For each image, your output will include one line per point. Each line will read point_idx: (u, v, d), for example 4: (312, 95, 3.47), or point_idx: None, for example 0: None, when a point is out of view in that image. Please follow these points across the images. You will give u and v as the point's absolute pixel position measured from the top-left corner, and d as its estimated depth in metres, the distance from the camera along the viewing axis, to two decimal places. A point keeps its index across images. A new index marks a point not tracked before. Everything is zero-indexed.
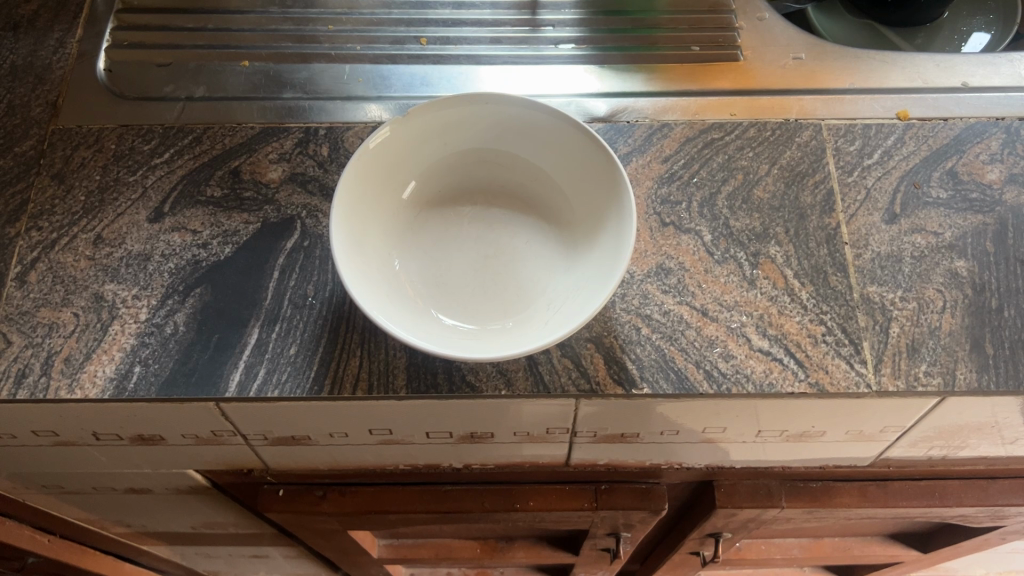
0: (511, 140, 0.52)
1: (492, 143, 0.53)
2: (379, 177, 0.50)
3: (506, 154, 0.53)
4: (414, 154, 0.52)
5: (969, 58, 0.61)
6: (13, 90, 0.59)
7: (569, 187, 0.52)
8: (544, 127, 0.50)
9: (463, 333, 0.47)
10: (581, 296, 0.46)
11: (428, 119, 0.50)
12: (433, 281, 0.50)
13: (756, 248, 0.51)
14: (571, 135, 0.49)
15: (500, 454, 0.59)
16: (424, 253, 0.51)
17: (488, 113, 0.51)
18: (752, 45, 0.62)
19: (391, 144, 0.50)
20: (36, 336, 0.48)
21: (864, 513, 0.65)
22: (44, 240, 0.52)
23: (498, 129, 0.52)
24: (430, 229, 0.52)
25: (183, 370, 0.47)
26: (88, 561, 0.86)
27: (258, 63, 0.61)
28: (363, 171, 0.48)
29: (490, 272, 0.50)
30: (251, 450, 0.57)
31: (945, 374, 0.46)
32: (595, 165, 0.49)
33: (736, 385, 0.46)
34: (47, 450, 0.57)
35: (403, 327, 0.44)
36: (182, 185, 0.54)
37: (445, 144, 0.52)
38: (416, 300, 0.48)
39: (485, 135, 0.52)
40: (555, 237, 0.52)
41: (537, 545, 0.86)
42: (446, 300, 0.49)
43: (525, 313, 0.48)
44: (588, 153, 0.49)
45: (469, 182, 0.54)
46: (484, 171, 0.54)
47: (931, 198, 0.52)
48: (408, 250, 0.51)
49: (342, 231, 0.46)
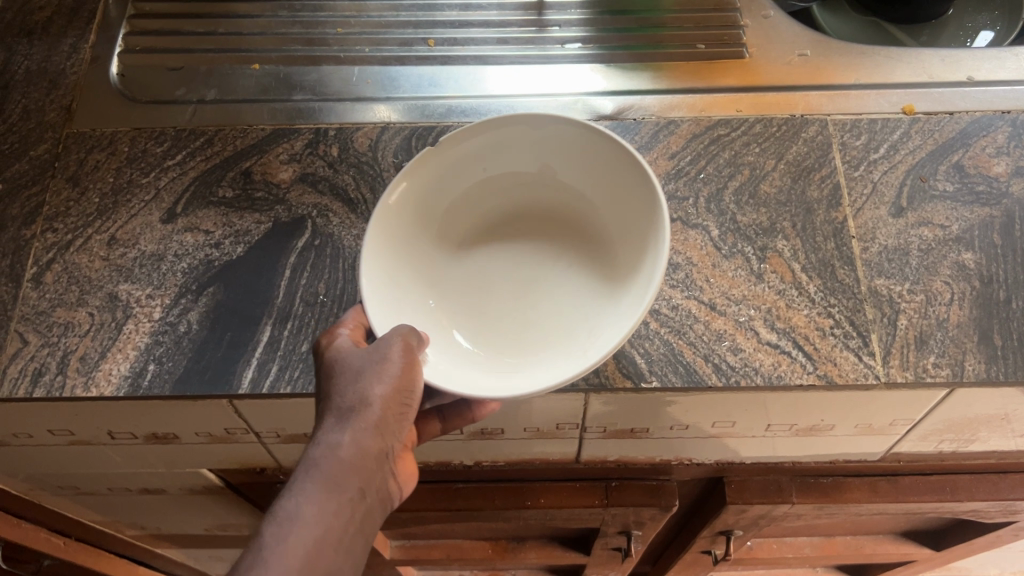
0: (527, 156, 0.52)
1: (520, 166, 0.53)
2: (410, 215, 0.51)
3: (536, 176, 0.54)
4: (435, 193, 0.52)
5: (975, 52, 0.61)
6: (28, 95, 0.60)
7: (595, 195, 0.52)
8: (560, 137, 0.50)
9: (505, 365, 0.48)
10: (621, 305, 0.47)
11: (454, 152, 0.51)
12: (473, 316, 0.51)
13: (764, 242, 0.51)
14: (589, 141, 0.49)
15: (511, 451, 0.60)
16: (462, 290, 0.52)
17: (513, 135, 0.51)
18: (757, 42, 0.63)
19: (418, 180, 0.50)
20: (53, 335, 0.49)
21: (876, 509, 0.65)
22: (60, 241, 0.53)
23: (524, 152, 0.52)
24: (465, 263, 0.53)
25: (197, 368, 0.48)
26: (105, 563, 0.87)
27: (268, 66, 0.62)
28: (393, 211, 0.49)
29: (528, 296, 0.51)
30: (264, 448, 0.58)
31: (954, 365, 0.46)
32: (628, 177, 0.49)
33: (744, 378, 0.46)
34: (63, 449, 0.58)
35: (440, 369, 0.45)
36: (194, 186, 0.55)
37: (474, 173, 0.53)
38: (453, 334, 0.49)
39: (499, 158, 0.52)
40: (589, 252, 0.52)
41: (549, 545, 0.85)
42: (491, 333, 0.50)
43: (568, 331, 0.49)
44: (619, 165, 0.49)
45: (490, 207, 0.54)
46: (504, 193, 0.54)
47: (938, 191, 0.53)
48: (447, 292, 0.52)
49: (378, 291, 0.46)
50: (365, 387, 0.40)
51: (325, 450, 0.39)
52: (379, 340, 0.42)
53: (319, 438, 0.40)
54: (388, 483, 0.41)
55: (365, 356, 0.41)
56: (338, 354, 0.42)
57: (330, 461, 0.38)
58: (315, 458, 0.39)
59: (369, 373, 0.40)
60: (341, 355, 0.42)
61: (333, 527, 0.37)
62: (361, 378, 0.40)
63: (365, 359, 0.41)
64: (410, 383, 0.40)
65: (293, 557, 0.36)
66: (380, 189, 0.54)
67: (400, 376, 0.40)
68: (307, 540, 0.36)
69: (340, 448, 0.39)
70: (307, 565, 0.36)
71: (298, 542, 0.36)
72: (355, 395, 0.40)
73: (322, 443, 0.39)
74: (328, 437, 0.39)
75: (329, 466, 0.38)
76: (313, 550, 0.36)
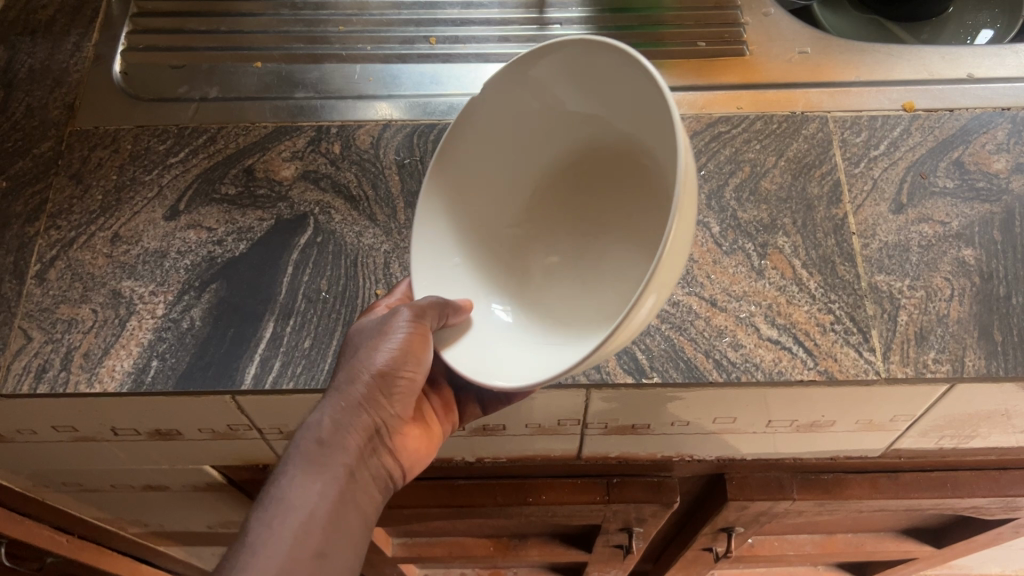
0: (543, 100, 0.47)
1: (557, 106, 0.47)
2: (479, 202, 0.51)
3: (582, 111, 0.47)
4: (482, 169, 0.50)
5: (975, 49, 0.61)
6: (32, 94, 0.60)
7: (621, 121, 0.45)
8: (563, 74, 0.44)
9: (592, 331, 0.44)
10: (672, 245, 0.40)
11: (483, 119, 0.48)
12: (570, 284, 0.50)
13: (764, 238, 0.51)
14: (591, 67, 0.42)
15: (513, 447, 0.60)
16: (533, 251, 0.52)
17: (530, 80, 0.45)
18: (757, 40, 0.63)
19: (464, 159, 0.49)
20: (56, 332, 0.49)
21: (877, 505, 0.65)
22: (63, 238, 0.53)
23: (554, 94, 0.46)
24: (532, 221, 0.53)
25: (200, 364, 0.48)
26: (108, 561, 0.87)
27: (270, 64, 0.62)
28: (454, 207, 0.50)
29: (590, 251, 0.51)
30: (267, 444, 0.58)
31: (954, 361, 0.47)
32: (648, 98, 0.41)
33: (745, 374, 0.47)
34: (67, 446, 0.58)
35: (506, 360, 0.44)
36: (197, 183, 0.55)
37: (529, 131, 0.49)
38: (526, 300, 0.50)
39: (518, 116, 0.48)
40: (642, 186, 0.47)
41: (550, 542, 0.86)
42: (565, 292, 0.50)
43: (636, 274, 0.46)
44: (638, 82, 0.40)
45: (535, 157, 0.51)
46: (541, 140, 0.50)
47: (938, 187, 0.53)
48: (522, 255, 0.52)
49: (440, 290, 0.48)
50: (362, 367, 0.44)
51: (322, 424, 0.44)
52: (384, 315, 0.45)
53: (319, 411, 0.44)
54: (379, 457, 0.46)
55: (365, 339, 0.45)
56: (357, 332, 0.46)
57: (325, 437, 0.43)
58: (312, 431, 0.43)
59: (367, 354, 0.44)
60: (355, 334, 0.46)
61: (325, 498, 0.42)
62: (361, 359, 0.44)
63: (364, 341, 0.45)
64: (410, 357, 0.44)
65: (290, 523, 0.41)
66: (382, 186, 0.55)
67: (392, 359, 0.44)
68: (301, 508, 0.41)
69: (334, 425, 0.43)
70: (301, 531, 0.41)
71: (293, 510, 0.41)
72: (354, 374, 0.44)
73: (320, 417, 0.44)
74: (325, 412, 0.44)
75: (319, 439, 0.43)
76: (307, 518, 0.41)
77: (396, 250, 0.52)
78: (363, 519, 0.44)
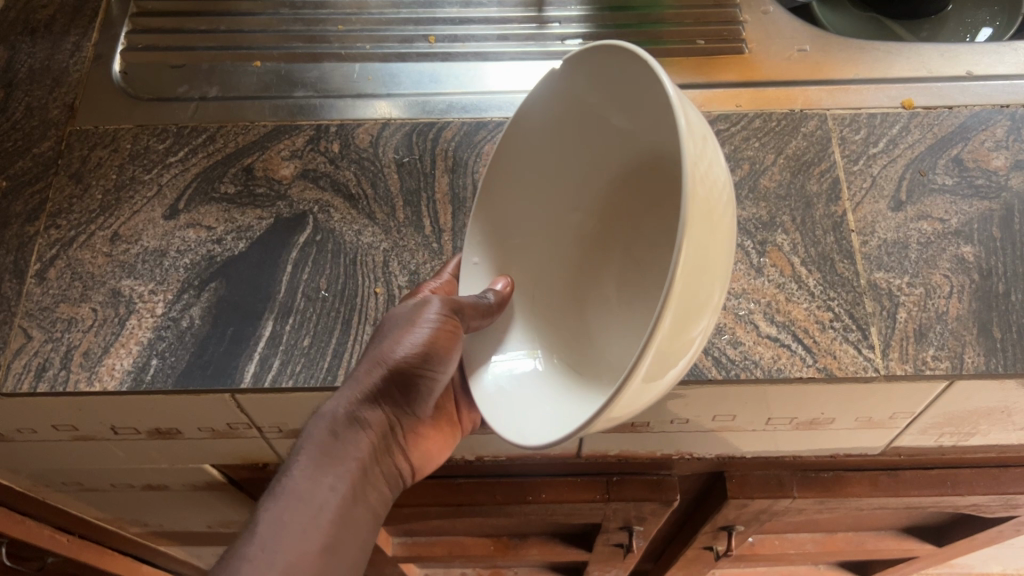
0: (590, 115, 0.46)
1: (604, 122, 0.46)
2: (537, 216, 0.53)
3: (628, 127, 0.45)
4: (538, 187, 0.52)
5: (974, 47, 0.61)
6: (32, 93, 0.60)
7: (665, 137, 0.43)
8: (599, 88, 0.43)
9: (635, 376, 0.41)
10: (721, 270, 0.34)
11: (530, 136, 0.49)
12: (628, 313, 0.49)
13: (763, 236, 0.51)
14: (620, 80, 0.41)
15: (514, 446, 0.60)
16: (597, 272, 0.53)
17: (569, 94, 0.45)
18: (756, 38, 0.63)
19: (516, 175, 0.51)
20: (56, 331, 0.49)
21: (876, 503, 0.65)
22: (63, 237, 0.53)
23: (597, 108, 0.45)
24: (595, 238, 0.53)
25: (199, 363, 0.48)
26: (109, 561, 0.87)
27: (270, 63, 0.62)
28: (512, 224, 0.53)
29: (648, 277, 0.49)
30: (267, 443, 0.59)
31: (953, 358, 0.47)
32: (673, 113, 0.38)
33: (744, 371, 0.47)
34: (67, 444, 0.58)
35: (541, 406, 0.43)
36: (196, 183, 0.55)
37: (588, 148, 0.49)
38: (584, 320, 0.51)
39: (568, 132, 0.48)
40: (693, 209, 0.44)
41: (550, 541, 0.86)
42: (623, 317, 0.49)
43: None
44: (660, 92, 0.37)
45: (595, 174, 0.50)
46: (598, 158, 0.49)
47: (937, 184, 0.53)
48: (586, 275, 0.53)
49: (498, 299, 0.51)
50: (378, 365, 0.44)
51: (334, 419, 0.45)
52: (413, 311, 0.45)
53: (331, 403, 0.45)
54: (382, 458, 0.48)
55: (385, 338, 0.45)
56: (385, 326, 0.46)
57: (335, 433, 0.45)
58: (320, 424, 0.44)
59: (385, 354, 0.44)
60: (382, 326, 0.46)
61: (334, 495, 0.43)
62: (379, 354, 0.44)
63: (384, 339, 0.45)
64: (430, 355, 0.45)
65: (300, 517, 0.41)
66: (381, 186, 0.55)
67: (407, 362, 0.44)
68: (311, 503, 0.42)
69: (345, 423, 0.45)
70: (310, 524, 0.41)
71: (303, 505, 0.42)
72: (372, 372, 0.45)
73: (332, 412, 0.45)
74: (337, 408, 0.45)
75: (329, 435, 0.44)
76: (317, 514, 0.42)
77: (395, 249, 0.52)
78: (369, 513, 0.45)
